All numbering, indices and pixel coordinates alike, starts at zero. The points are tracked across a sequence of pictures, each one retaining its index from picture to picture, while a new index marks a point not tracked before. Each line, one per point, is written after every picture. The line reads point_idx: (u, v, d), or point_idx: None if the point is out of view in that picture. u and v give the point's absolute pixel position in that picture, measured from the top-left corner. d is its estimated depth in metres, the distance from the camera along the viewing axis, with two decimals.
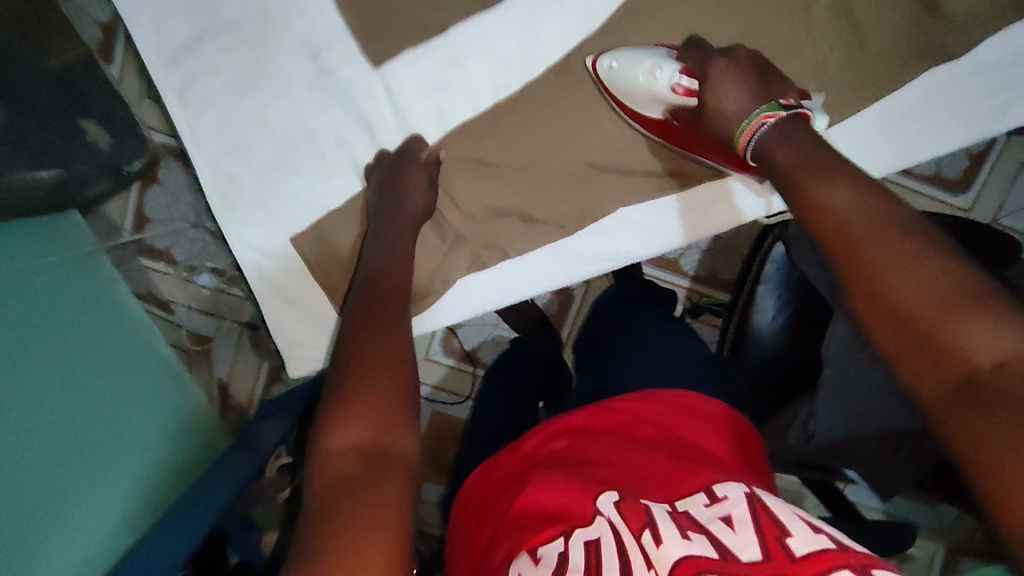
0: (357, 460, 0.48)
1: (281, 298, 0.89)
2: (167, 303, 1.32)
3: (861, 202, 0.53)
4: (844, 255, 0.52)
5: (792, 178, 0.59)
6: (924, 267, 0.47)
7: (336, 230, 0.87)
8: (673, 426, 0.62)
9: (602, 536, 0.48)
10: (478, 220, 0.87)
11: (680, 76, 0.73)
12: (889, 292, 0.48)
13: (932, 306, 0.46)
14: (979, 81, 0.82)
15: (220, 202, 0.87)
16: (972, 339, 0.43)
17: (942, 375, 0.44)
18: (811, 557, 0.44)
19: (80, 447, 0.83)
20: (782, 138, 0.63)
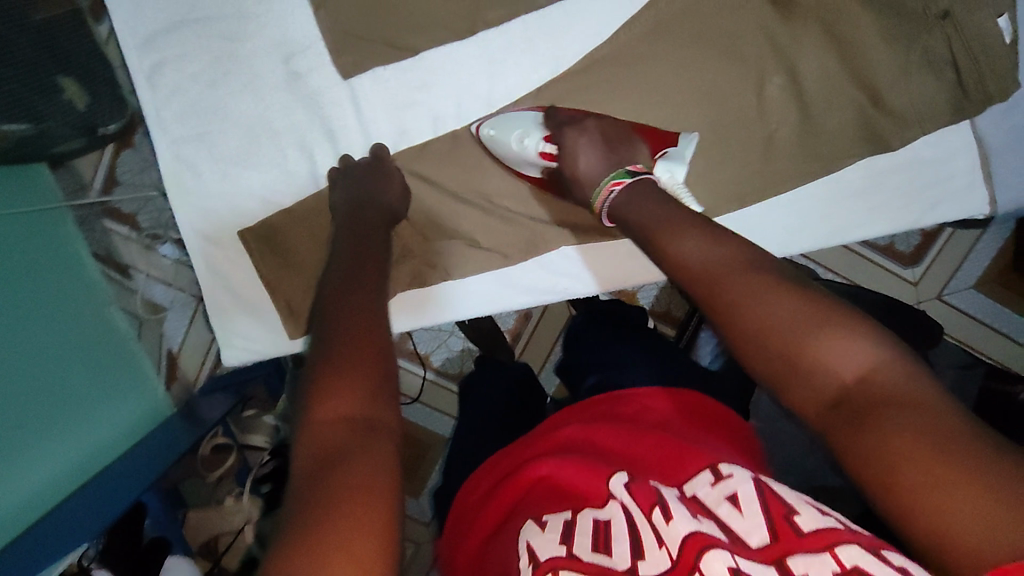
0: (346, 432, 0.46)
1: (224, 288, 0.83)
2: (125, 267, 1.31)
3: (712, 244, 0.55)
4: (701, 293, 0.53)
5: (646, 233, 0.60)
6: (779, 298, 0.49)
7: (285, 232, 0.81)
8: (682, 419, 0.61)
9: (612, 518, 0.47)
10: (426, 238, 0.82)
11: (544, 143, 0.76)
12: (758, 322, 0.49)
13: (794, 330, 0.47)
14: (910, 176, 0.82)
15: (167, 180, 0.80)
16: (838, 352, 0.45)
17: (819, 394, 0.46)
18: (819, 533, 0.41)
19: (33, 391, 0.96)
20: (628, 201, 0.65)
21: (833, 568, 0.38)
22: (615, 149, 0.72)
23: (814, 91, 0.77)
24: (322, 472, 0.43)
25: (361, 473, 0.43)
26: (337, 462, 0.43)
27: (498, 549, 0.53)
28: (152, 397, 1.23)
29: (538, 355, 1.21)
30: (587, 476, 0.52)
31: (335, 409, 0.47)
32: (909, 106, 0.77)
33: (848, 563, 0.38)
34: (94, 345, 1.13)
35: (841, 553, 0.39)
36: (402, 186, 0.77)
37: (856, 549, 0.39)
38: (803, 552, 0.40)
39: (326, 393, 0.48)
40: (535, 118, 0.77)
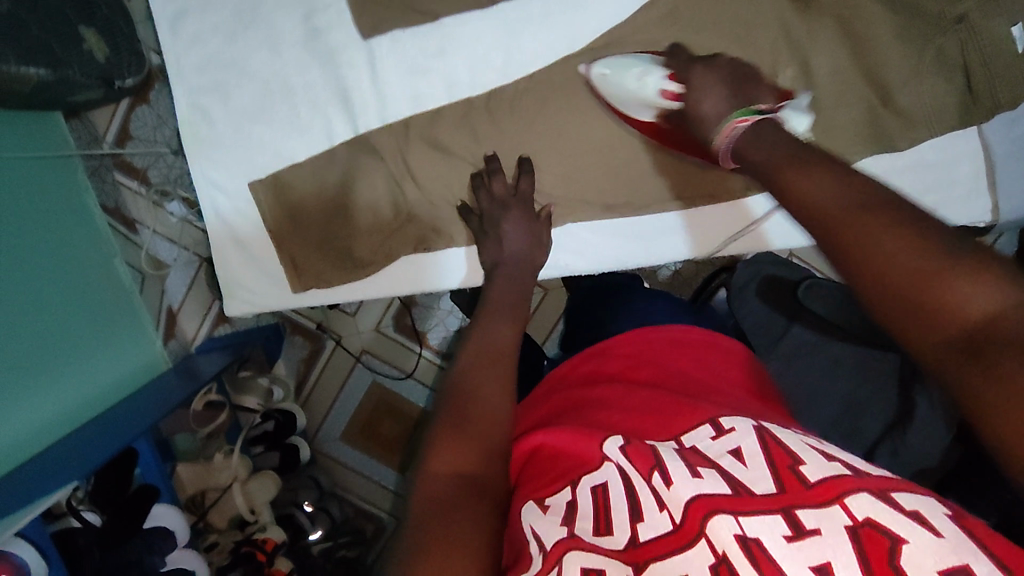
0: (458, 485, 0.51)
1: (231, 239, 0.87)
2: (133, 223, 1.33)
3: (846, 186, 0.50)
4: (824, 234, 0.49)
5: (773, 175, 0.57)
6: (904, 234, 0.44)
7: (296, 184, 0.84)
8: (677, 361, 0.64)
9: (608, 481, 0.48)
10: (432, 203, 0.86)
11: (667, 82, 0.74)
12: (879, 258, 0.44)
13: (919, 267, 0.42)
14: (917, 177, 0.84)
15: (182, 130, 0.84)
16: (965, 292, 0.40)
17: (941, 333, 0.41)
18: (825, 483, 0.42)
19: (34, 333, 0.98)
20: (756, 140, 0.62)
21: (844, 521, 0.39)
22: (738, 91, 0.70)
23: (824, 86, 0.78)
24: (434, 512, 0.48)
25: (468, 518, 0.48)
26: (446, 510, 0.48)
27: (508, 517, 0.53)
28: (146, 350, 1.26)
29: (539, 332, 1.26)
30: (582, 438, 0.53)
31: (453, 462, 0.53)
32: (918, 108, 0.79)
33: (859, 515, 0.39)
34: (100, 298, 1.17)
35: (850, 505, 0.40)
36: (400, 160, 0.83)
37: (864, 499, 0.40)
38: (810, 505, 0.41)
39: (440, 452, 0.54)
40: (655, 60, 0.76)
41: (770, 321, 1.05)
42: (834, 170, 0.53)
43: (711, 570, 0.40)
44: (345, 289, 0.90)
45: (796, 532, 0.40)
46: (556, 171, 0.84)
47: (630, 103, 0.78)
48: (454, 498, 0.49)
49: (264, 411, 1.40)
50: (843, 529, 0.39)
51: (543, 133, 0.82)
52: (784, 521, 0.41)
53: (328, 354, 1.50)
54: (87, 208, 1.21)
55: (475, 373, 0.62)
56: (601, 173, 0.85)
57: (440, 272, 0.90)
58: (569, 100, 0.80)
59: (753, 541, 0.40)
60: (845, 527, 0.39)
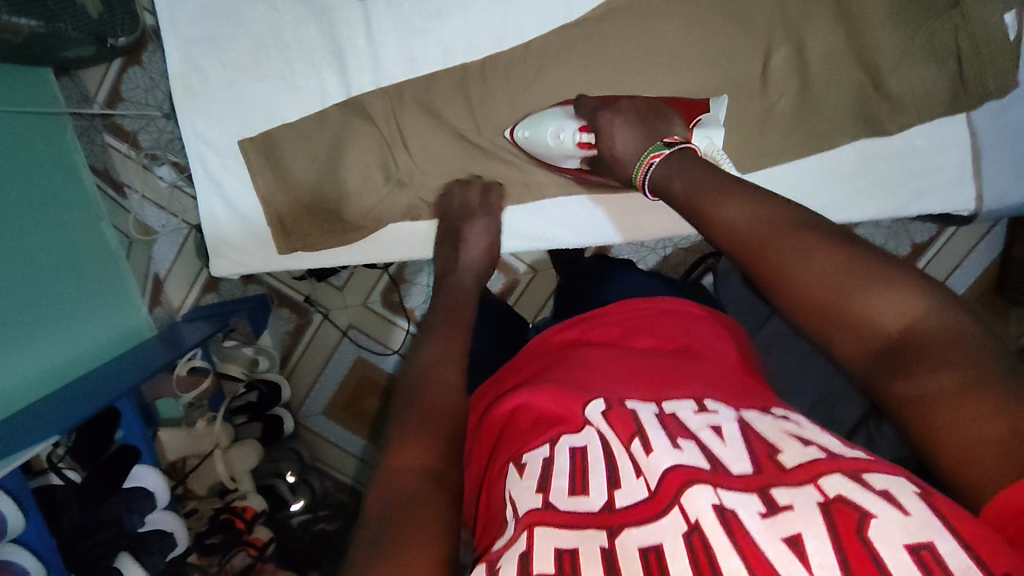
0: (419, 482, 0.49)
1: (219, 195, 0.88)
2: (121, 185, 1.32)
3: (760, 207, 0.51)
4: (745, 257, 0.51)
5: (689, 202, 0.56)
6: (817, 256, 0.47)
7: (287, 146, 0.85)
8: (661, 329, 0.64)
9: (588, 445, 0.48)
10: (424, 171, 0.86)
11: (580, 133, 0.77)
12: (802, 283, 0.47)
13: (838, 287, 0.45)
14: (903, 164, 0.86)
15: (174, 82, 0.84)
16: (881, 306, 0.44)
17: (867, 345, 0.44)
18: (802, 466, 0.41)
19: (17, 289, 0.97)
20: (671, 167, 0.61)
21: (817, 497, 0.38)
22: (648, 125, 0.69)
23: (818, 66, 0.79)
24: (393, 514, 0.46)
25: (429, 517, 0.46)
26: (407, 510, 0.46)
27: (489, 489, 0.52)
28: (128, 314, 1.25)
29: (527, 309, 1.27)
30: (567, 400, 0.53)
31: (411, 464, 0.50)
32: (907, 94, 0.79)
33: (831, 492, 0.38)
34: (86, 260, 1.16)
35: (823, 484, 0.39)
36: (389, 127, 0.84)
37: (838, 480, 0.39)
38: (786, 484, 0.40)
39: (402, 448, 0.52)
40: (569, 112, 0.79)
41: (753, 306, 1.05)
42: (741, 188, 0.54)
43: (685, 546, 0.38)
44: (330, 254, 0.91)
45: (770, 509, 0.38)
46: None
47: (553, 156, 0.81)
48: (416, 496, 0.47)
49: (247, 380, 1.40)
50: (816, 505, 0.37)
51: (537, 104, 0.82)
52: (759, 500, 0.39)
53: (314, 329, 1.49)
54: (74, 168, 1.19)
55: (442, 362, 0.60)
56: None
57: (426, 242, 0.91)
58: (563, 71, 0.80)
59: (730, 512, 0.39)
60: (817, 502, 0.37)
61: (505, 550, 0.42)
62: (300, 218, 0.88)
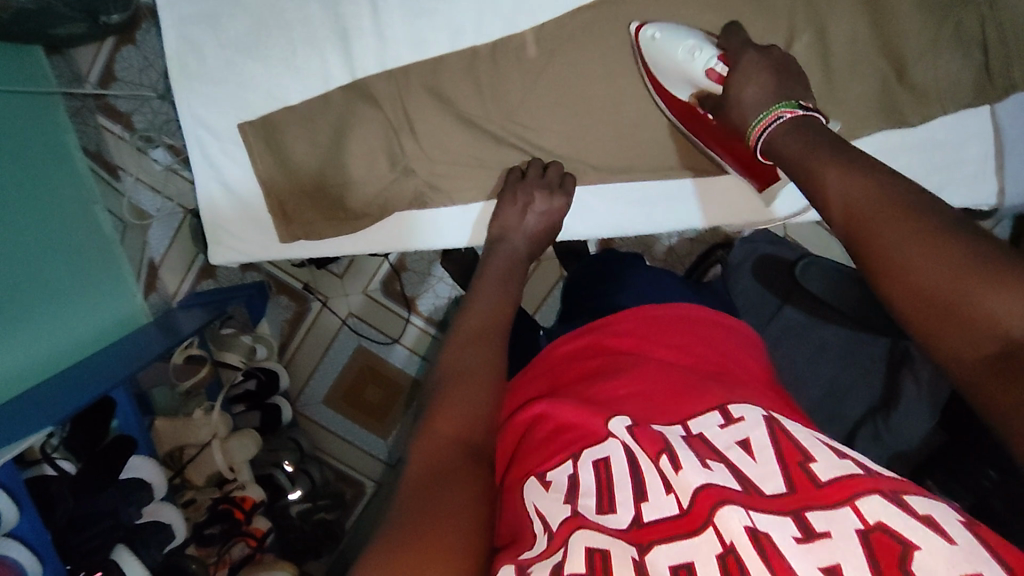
0: (460, 450, 0.49)
1: (218, 182, 0.86)
2: (115, 168, 1.29)
3: (879, 192, 0.50)
4: (859, 243, 0.50)
5: (811, 174, 0.57)
6: (936, 246, 0.45)
7: (290, 130, 0.82)
8: (681, 328, 0.62)
9: (611, 456, 0.47)
10: (432, 158, 0.83)
11: (716, 61, 0.72)
12: (911, 272, 0.45)
13: (951, 279, 0.43)
14: (927, 157, 0.83)
15: (170, 61, 0.82)
16: (1000, 306, 0.40)
17: (980, 349, 0.41)
18: (837, 482, 0.41)
19: (10, 273, 0.94)
20: (788, 131, 0.63)
21: (855, 525, 0.38)
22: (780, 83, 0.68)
23: (840, 54, 0.76)
24: (432, 475, 0.47)
25: (470, 485, 0.46)
26: (436, 485, 0.46)
27: (509, 502, 0.51)
28: (124, 301, 1.22)
29: (532, 300, 1.25)
30: (589, 414, 0.51)
31: (454, 429, 0.51)
32: (933, 86, 0.77)
33: (871, 519, 0.38)
34: (82, 245, 1.13)
35: (862, 507, 0.38)
36: (396, 111, 0.81)
37: (876, 501, 0.39)
38: (821, 506, 0.40)
39: (444, 416, 0.52)
40: (707, 40, 0.74)
41: (762, 299, 1.04)
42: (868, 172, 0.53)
43: (718, 565, 0.38)
44: (332, 243, 0.88)
45: (807, 534, 0.38)
46: (564, 130, 0.82)
47: (670, 75, 0.75)
48: (450, 471, 0.47)
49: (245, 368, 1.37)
50: (854, 533, 0.37)
51: (549, 89, 0.79)
52: (793, 522, 0.39)
53: (314, 317, 1.47)
54: (68, 147, 1.16)
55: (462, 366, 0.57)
56: (605, 134, 0.82)
57: (434, 231, 0.89)
58: (577, 55, 0.78)
59: (762, 534, 0.39)
60: (855, 529, 0.38)
61: (533, 561, 0.41)
62: (305, 206, 0.85)
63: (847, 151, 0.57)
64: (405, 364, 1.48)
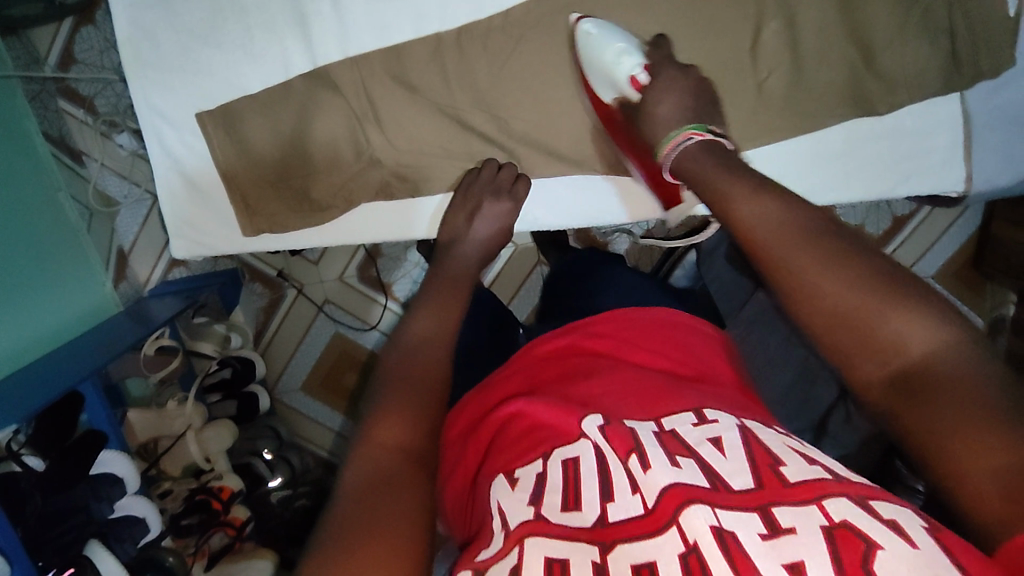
0: (403, 461, 0.48)
1: (178, 174, 0.84)
2: (79, 154, 1.24)
3: (777, 209, 0.52)
4: (765, 268, 0.51)
5: (710, 187, 0.57)
6: (829, 269, 0.46)
7: (248, 119, 0.80)
8: (657, 329, 0.62)
9: (582, 455, 0.47)
10: (397, 147, 0.82)
11: (639, 69, 0.71)
12: (811, 296, 0.47)
13: (849, 303, 0.45)
14: (895, 143, 0.83)
15: (122, 46, 0.79)
16: (891, 329, 0.43)
17: (877, 368, 0.44)
18: (805, 484, 0.41)
19: None
20: (700, 153, 0.61)
21: (820, 521, 0.38)
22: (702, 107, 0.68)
23: (810, 41, 0.75)
24: (371, 486, 0.46)
25: (411, 498, 0.45)
26: (377, 496, 0.45)
27: (478, 499, 0.50)
28: (91, 290, 1.19)
29: (505, 288, 1.24)
30: (563, 413, 0.51)
31: (390, 439, 0.50)
32: (897, 71, 0.76)
33: (836, 516, 0.38)
34: (46, 234, 1.10)
35: (828, 506, 0.39)
36: (358, 101, 0.79)
37: (842, 503, 0.39)
38: (788, 503, 0.40)
39: (386, 420, 0.51)
40: (637, 46, 0.72)
41: (735, 285, 1.03)
42: (762, 189, 0.54)
43: (680, 565, 0.38)
44: (297, 236, 0.88)
45: (772, 530, 0.38)
46: (534, 120, 0.80)
47: (598, 72, 0.73)
48: (395, 479, 0.47)
49: (220, 358, 1.34)
50: (819, 528, 0.37)
51: (516, 78, 0.77)
52: (760, 519, 0.39)
53: (288, 304, 1.45)
54: (28, 133, 1.11)
55: (408, 361, 0.57)
56: (575, 123, 0.81)
57: (402, 221, 0.87)
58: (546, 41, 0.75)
59: (727, 533, 0.39)
60: (820, 526, 0.37)
61: (489, 564, 0.42)
62: (271, 201, 0.84)
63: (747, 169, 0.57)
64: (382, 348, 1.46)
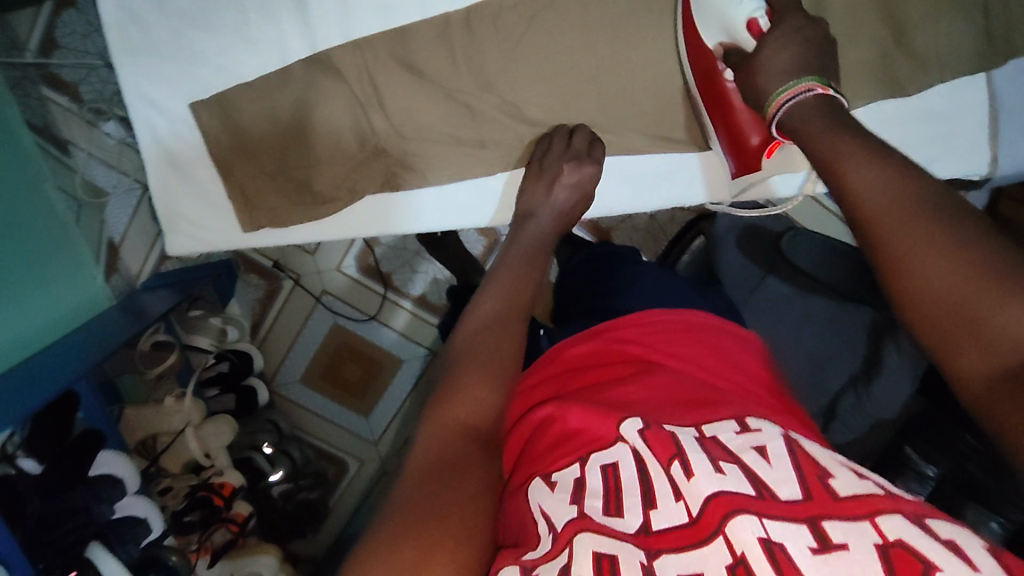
0: (469, 441, 0.47)
1: (172, 166, 0.80)
2: (65, 143, 1.18)
3: (898, 181, 0.48)
4: (872, 239, 0.48)
5: (826, 156, 0.54)
6: (959, 253, 0.43)
7: (242, 106, 0.76)
8: (683, 333, 0.60)
9: (619, 461, 0.44)
10: (402, 136, 0.78)
11: (761, 15, 0.67)
12: (929, 278, 0.43)
13: (972, 291, 0.41)
14: (924, 124, 0.80)
15: (109, 31, 0.74)
16: (1009, 323, 0.39)
17: (994, 365, 0.39)
18: (857, 498, 0.39)
19: None
20: (813, 110, 0.59)
21: (874, 539, 0.36)
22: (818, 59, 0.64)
23: (837, 19, 0.72)
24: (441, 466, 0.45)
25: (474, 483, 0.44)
26: (442, 476, 0.43)
27: (506, 515, 0.48)
28: (85, 286, 1.14)
29: None
30: (596, 417, 0.48)
31: (466, 416, 0.48)
32: (934, 52, 0.75)
33: (890, 535, 0.36)
34: (37, 228, 1.04)
35: (882, 523, 0.36)
36: (360, 85, 0.75)
37: (898, 521, 0.37)
38: (840, 517, 0.38)
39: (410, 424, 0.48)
40: None
41: (746, 269, 1.02)
42: (889, 160, 0.50)
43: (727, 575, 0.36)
44: (301, 231, 0.84)
45: (822, 545, 0.36)
46: (548, 105, 0.77)
47: (709, 13, 0.69)
48: (460, 458, 0.45)
49: (216, 351, 1.31)
50: (873, 547, 0.35)
51: (528, 61, 0.74)
52: (809, 533, 0.37)
53: (285, 297, 1.41)
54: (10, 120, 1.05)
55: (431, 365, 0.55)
56: (589, 108, 0.78)
57: (406, 214, 0.85)
58: (560, 21, 0.72)
59: (777, 546, 0.37)
60: (874, 544, 0.35)
61: (537, 564, 0.40)
62: (273, 193, 0.80)
63: (868, 134, 0.54)
64: (390, 343, 1.44)
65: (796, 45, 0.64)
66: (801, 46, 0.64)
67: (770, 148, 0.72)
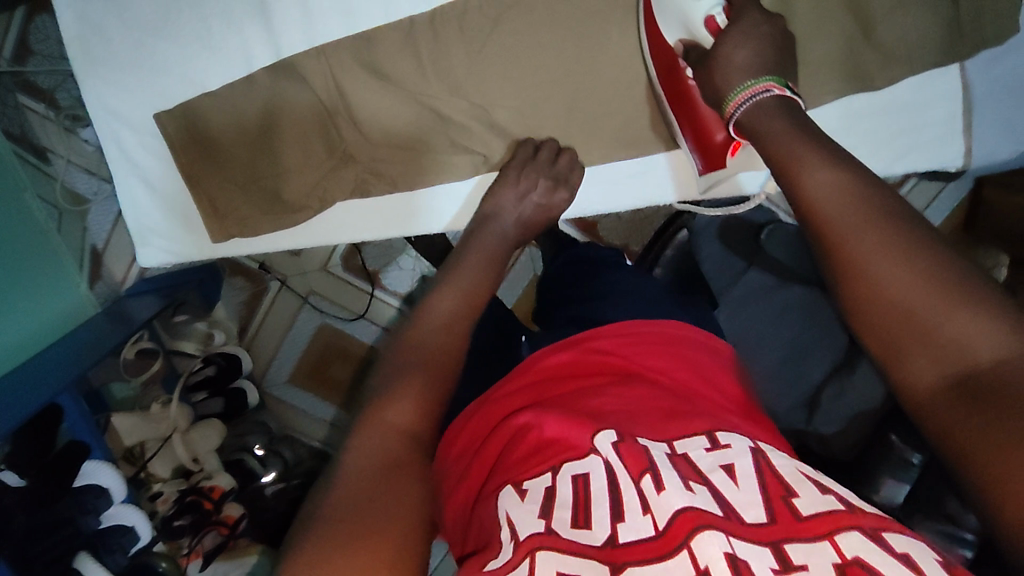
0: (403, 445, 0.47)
1: (138, 177, 0.81)
2: (43, 151, 1.17)
3: (851, 186, 0.48)
4: (826, 243, 0.47)
5: (782, 158, 0.53)
6: (911, 261, 0.43)
7: (207, 112, 0.75)
8: (657, 345, 0.60)
9: (591, 472, 0.44)
10: (370, 140, 0.78)
11: (720, 11, 0.65)
12: (881, 285, 0.43)
13: (924, 300, 0.41)
14: (890, 119, 0.81)
15: (71, 43, 0.74)
16: (958, 332, 0.39)
17: (943, 373, 0.40)
18: (819, 517, 0.39)
19: None
20: (769, 112, 0.58)
21: (833, 558, 0.36)
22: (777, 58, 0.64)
23: (801, 15, 0.72)
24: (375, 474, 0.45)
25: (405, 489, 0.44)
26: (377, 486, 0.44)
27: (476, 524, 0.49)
28: (68, 294, 1.13)
29: None
30: (573, 426, 0.48)
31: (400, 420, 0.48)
32: (902, 44, 0.74)
33: (848, 553, 0.36)
34: (18, 240, 1.03)
35: (840, 541, 0.37)
36: (326, 87, 0.74)
37: (855, 538, 0.37)
38: (801, 539, 0.38)
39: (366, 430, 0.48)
40: None
41: (726, 261, 1.02)
42: (844, 164, 0.50)
43: None
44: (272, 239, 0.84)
45: (783, 566, 0.36)
46: (516, 107, 0.77)
47: (668, 11, 0.68)
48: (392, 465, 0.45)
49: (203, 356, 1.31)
50: (832, 567, 0.36)
51: (495, 63, 0.73)
52: (771, 554, 0.37)
53: (271, 297, 1.40)
54: None
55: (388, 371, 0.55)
56: (558, 109, 0.78)
57: (377, 219, 0.85)
58: (525, 21, 0.71)
59: (742, 562, 0.37)
60: (833, 564, 0.36)
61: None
62: (240, 200, 0.80)
63: (823, 138, 0.54)
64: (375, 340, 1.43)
65: (757, 44, 0.63)
66: (761, 44, 0.63)
67: (733, 147, 0.72)
